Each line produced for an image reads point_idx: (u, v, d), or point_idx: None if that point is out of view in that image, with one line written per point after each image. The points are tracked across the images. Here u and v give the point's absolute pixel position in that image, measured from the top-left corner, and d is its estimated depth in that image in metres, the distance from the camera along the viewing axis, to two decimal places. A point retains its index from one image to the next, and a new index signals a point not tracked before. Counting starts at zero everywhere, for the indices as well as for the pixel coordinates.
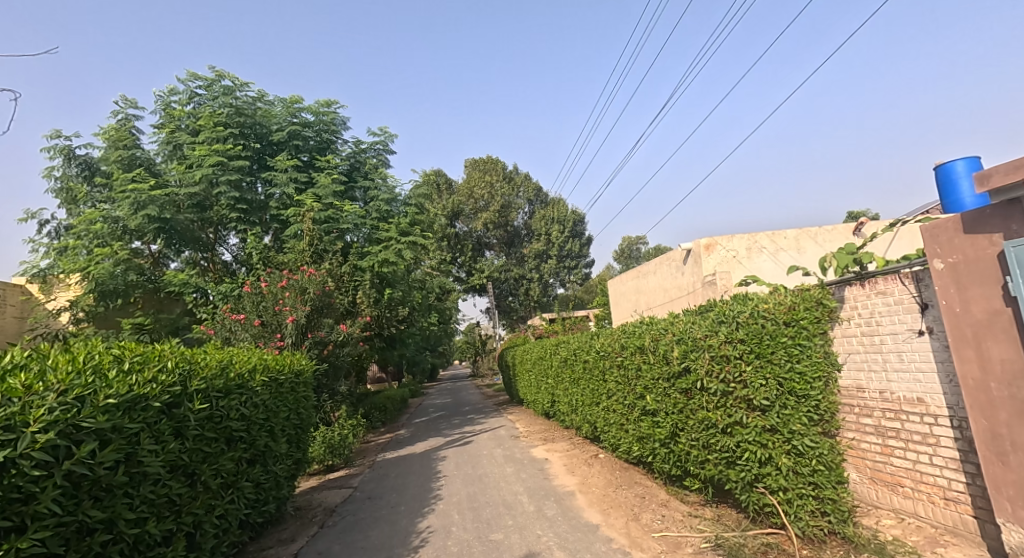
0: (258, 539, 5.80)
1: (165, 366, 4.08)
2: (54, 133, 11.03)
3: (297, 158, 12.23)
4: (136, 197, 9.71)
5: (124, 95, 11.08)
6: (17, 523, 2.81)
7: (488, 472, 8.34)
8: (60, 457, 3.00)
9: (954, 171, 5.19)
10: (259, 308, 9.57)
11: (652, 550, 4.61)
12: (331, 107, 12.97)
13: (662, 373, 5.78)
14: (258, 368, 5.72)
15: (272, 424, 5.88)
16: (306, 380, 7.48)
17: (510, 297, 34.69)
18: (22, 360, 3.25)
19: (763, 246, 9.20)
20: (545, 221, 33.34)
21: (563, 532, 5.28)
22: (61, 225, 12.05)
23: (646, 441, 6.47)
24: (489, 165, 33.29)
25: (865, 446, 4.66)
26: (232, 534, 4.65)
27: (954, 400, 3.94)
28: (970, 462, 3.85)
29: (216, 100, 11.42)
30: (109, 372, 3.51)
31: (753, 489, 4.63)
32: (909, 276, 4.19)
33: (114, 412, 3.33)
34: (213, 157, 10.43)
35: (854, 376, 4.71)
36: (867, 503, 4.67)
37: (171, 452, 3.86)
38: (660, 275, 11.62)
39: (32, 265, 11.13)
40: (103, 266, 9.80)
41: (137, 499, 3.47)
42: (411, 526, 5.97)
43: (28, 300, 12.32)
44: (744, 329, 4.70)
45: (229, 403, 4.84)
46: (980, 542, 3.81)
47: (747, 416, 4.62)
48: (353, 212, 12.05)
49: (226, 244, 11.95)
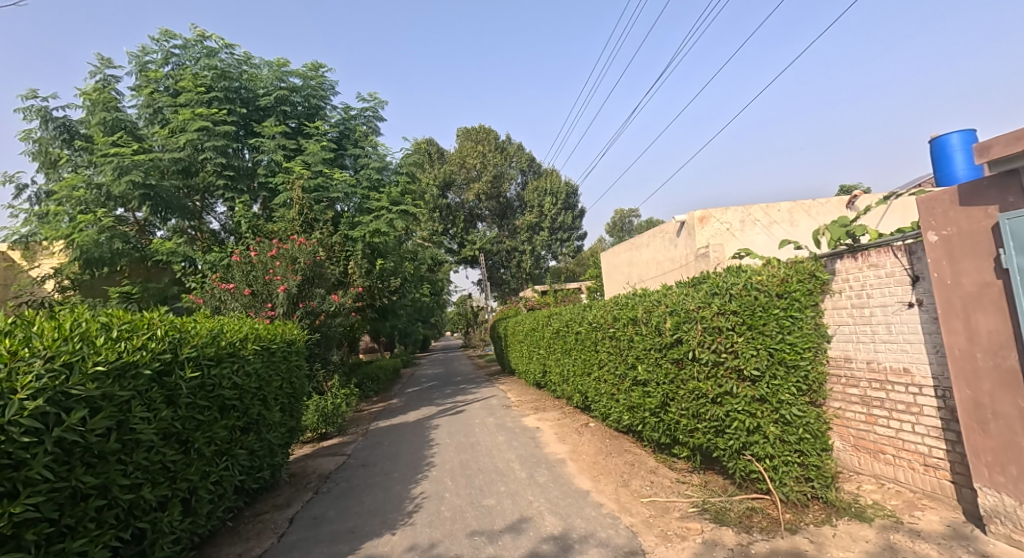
0: (254, 505, 5.88)
1: (154, 334, 4.04)
2: (30, 93, 10.65)
3: (285, 125, 11.96)
4: (119, 162, 9.48)
5: (100, 55, 10.70)
6: (9, 489, 2.80)
7: (480, 440, 8.45)
8: (50, 424, 2.98)
9: (949, 143, 5.17)
10: (249, 277, 9.48)
11: (641, 515, 4.72)
12: (319, 71, 12.68)
13: (654, 343, 5.82)
14: (249, 337, 5.69)
15: (265, 393, 5.89)
16: (298, 349, 7.48)
17: (501, 269, 34.77)
18: (6, 326, 3.20)
19: (757, 219, 9.20)
20: (538, 193, 32.85)
21: (553, 498, 5.39)
22: (41, 190, 11.77)
23: (636, 410, 6.57)
24: (481, 134, 32.88)
25: (850, 415, 4.75)
26: (228, 500, 4.69)
27: (939, 370, 4.00)
28: (951, 430, 3.94)
29: (196, 62, 11.10)
30: (97, 339, 3.47)
31: (740, 456, 4.71)
32: (902, 249, 4.20)
33: (103, 380, 3.31)
34: (197, 122, 10.17)
35: (843, 347, 4.76)
36: (849, 470, 4.78)
37: (164, 420, 3.85)
38: (653, 247, 11.65)
39: (13, 232, 10.89)
40: (87, 234, 9.61)
41: (130, 465, 3.46)
42: (404, 492, 6.06)
43: (11, 267, 12.11)
44: (737, 301, 4.71)
45: (221, 371, 4.83)
46: (957, 506, 3.93)
47: (736, 386, 4.66)
48: (343, 181, 11.87)
49: (213, 213, 11.77)
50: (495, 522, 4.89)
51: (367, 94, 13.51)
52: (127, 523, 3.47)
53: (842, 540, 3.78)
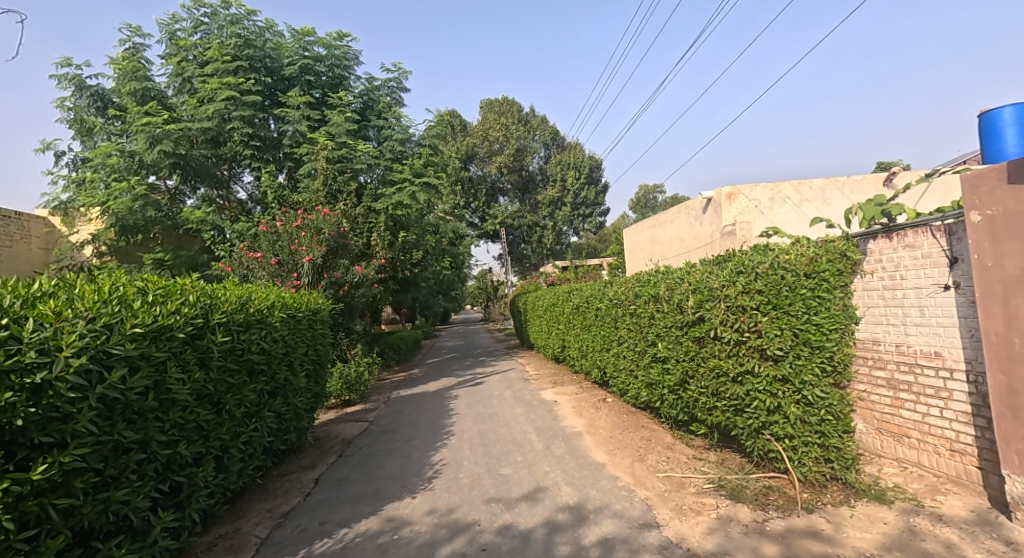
0: (281, 465, 6.12)
1: (187, 300, 4.18)
2: (64, 61, 10.86)
3: (310, 94, 11.95)
4: (150, 131, 9.67)
5: (130, 23, 10.81)
6: (58, 440, 2.93)
7: (498, 411, 8.58)
8: (93, 381, 3.10)
9: (1001, 118, 4.93)
10: (276, 247, 9.65)
11: (656, 489, 4.78)
12: (343, 40, 12.61)
13: (675, 321, 5.79)
14: (276, 305, 5.84)
15: (291, 358, 6.05)
16: (323, 318, 7.64)
17: (522, 244, 34.68)
18: (50, 288, 3.34)
19: (787, 196, 8.97)
20: (561, 167, 32.45)
21: (569, 469, 5.49)
22: (78, 157, 12.08)
23: (654, 387, 6.58)
24: (504, 106, 32.60)
25: (875, 398, 4.70)
26: (257, 459, 4.88)
27: (972, 354, 3.90)
28: (981, 416, 3.86)
29: (222, 30, 11.10)
30: (134, 303, 3.61)
31: (759, 435, 4.71)
32: (942, 229, 4.07)
33: (141, 341, 3.44)
34: (224, 91, 10.27)
35: (871, 329, 4.68)
36: (871, 452, 4.76)
37: (197, 381, 4.00)
38: (678, 224, 11.50)
39: (53, 198, 11.26)
40: (122, 201, 9.86)
41: (167, 423, 3.62)
42: (424, 458, 6.22)
43: (52, 233, 12.50)
44: (763, 280, 4.64)
45: (250, 336, 4.97)
46: (981, 492, 3.88)
47: (758, 365, 4.62)
48: (367, 152, 11.92)
49: (241, 182, 11.95)
50: (512, 490, 5.01)
51: (392, 64, 13.46)
52: (166, 476, 3.65)
53: (860, 521, 3.79)
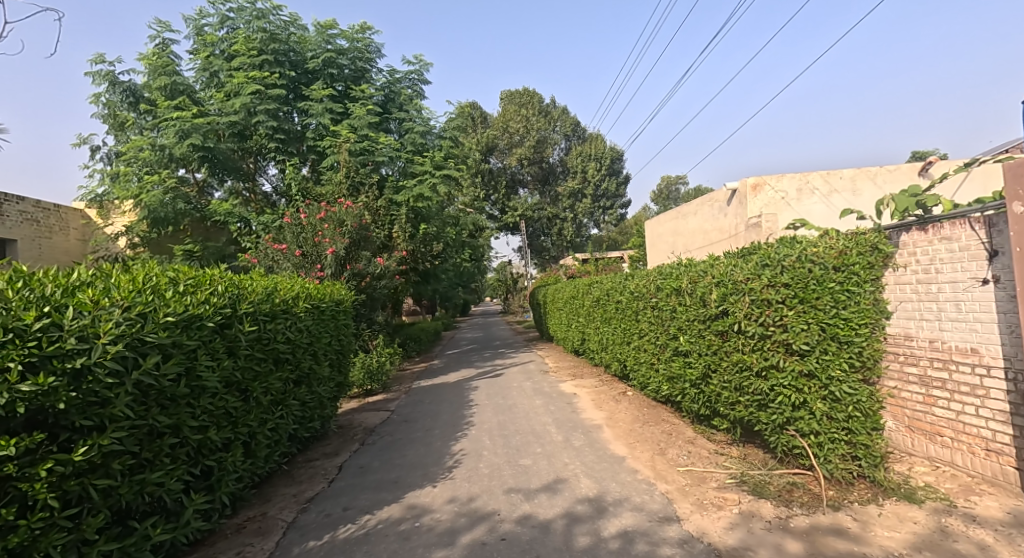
0: (306, 452, 6.24)
1: (215, 290, 4.27)
2: (98, 58, 11.12)
3: (332, 87, 12.05)
4: (180, 125, 9.89)
5: (159, 19, 11.02)
6: (97, 423, 3.02)
7: (517, 403, 8.61)
8: (129, 367, 3.20)
9: None
10: (300, 239, 9.76)
11: (676, 483, 4.76)
12: (366, 33, 12.67)
13: (698, 314, 5.73)
14: (301, 296, 5.94)
15: (315, 348, 6.16)
16: (346, 308, 7.75)
17: (542, 236, 34.62)
18: (88, 277, 3.45)
19: (815, 187, 8.77)
20: (582, 158, 32.22)
21: (589, 461, 5.49)
22: (111, 151, 12.41)
23: (676, 380, 6.53)
24: (524, 98, 32.48)
25: (906, 395, 4.61)
26: (283, 445, 5.00)
27: (1011, 351, 3.76)
28: (1020, 415, 3.73)
29: (248, 25, 11.23)
30: (166, 292, 3.71)
31: (783, 431, 4.64)
32: (981, 220, 3.92)
33: (173, 329, 3.54)
34: (250, 85, 10.44)
35: (903, 325, 4.58)
36: (901, 451, 4.68)
37: (226, 369, 4.10)
38: (701, 216, 11.34)
39: (89, 191, 11.60)
40: (154, 194, 10.08)
41: (198, 409, 3.72)
42: (445, 448, 6.29)
43: (89, 224, 12.90)
44: (789, 273, 4.55)
45: (275, 326, 5.07)
46: (1018, 493, 3.77)
47: (784, 360, 4.53)
48: (388, 145, 12.00)
49: (266, 175, 12.11)
50: (532, 480, 5.03)
51: (413, 56, 13.49)
52: (197, 460, 3.76)
53: (889, 520, 3.71)
